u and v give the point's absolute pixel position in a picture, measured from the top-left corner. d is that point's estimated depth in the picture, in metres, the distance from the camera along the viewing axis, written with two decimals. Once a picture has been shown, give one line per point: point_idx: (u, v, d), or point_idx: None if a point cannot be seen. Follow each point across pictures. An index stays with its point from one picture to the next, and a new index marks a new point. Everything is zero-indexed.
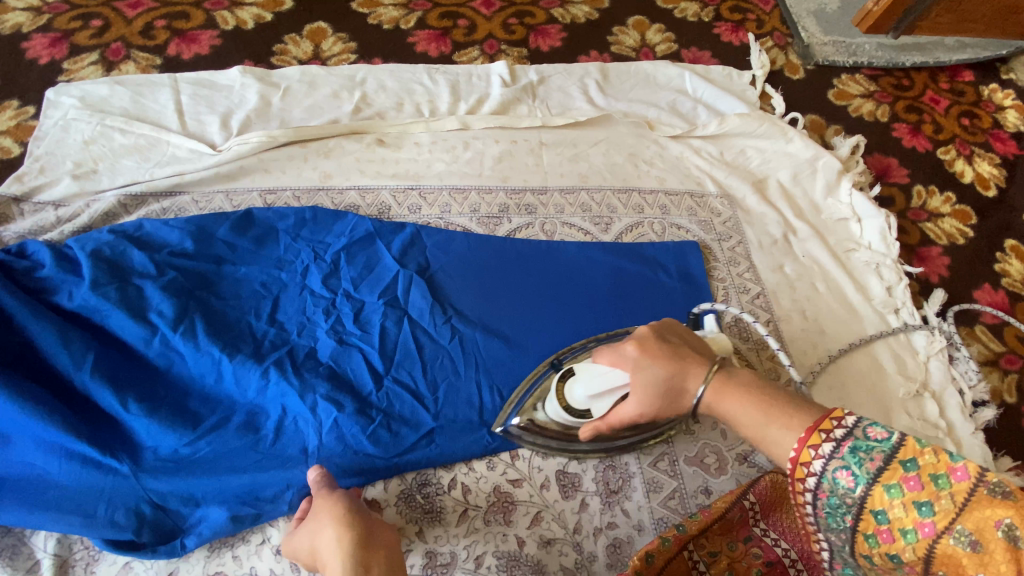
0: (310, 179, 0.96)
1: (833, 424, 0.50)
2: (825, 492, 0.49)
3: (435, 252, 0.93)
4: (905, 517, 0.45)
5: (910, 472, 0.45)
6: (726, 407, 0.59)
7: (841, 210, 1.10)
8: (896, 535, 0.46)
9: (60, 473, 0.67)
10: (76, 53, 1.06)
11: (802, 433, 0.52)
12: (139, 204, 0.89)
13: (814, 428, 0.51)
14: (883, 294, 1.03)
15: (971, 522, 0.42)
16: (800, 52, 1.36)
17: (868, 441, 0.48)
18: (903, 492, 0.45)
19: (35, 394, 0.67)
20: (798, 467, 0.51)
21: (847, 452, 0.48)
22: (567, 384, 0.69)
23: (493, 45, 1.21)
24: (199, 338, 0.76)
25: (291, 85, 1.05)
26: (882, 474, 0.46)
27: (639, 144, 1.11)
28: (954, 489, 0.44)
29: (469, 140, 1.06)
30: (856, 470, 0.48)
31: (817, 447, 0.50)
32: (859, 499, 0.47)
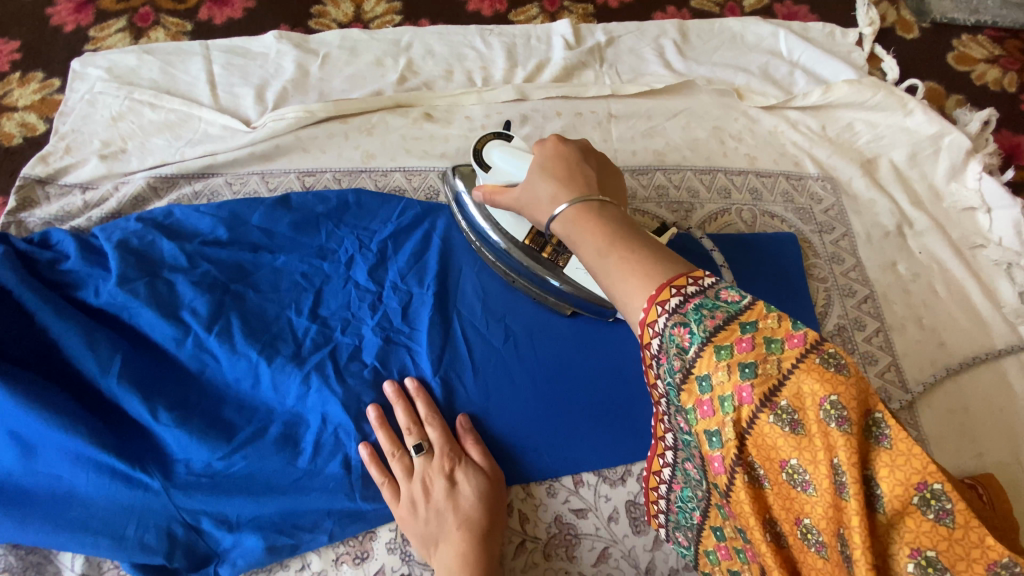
0: (351, 158, 0.86)
1: (687, 281, 0.41)
2: (663, 355, 0.41)
3: None
4: (726, 381, 0.37)
5: (745, 333, 0.38)
6: (577, 238, 0.48)
7: (968, 198, 0.92)
8: (715, 406, 0.38)
9: (87, 488, 0.62)
10: (103, 19, 0.98)
11: (654, 291, 0.41)
12: (169, 187, 0.82)
13: (666, 283, 0.41)
14: (1016, 301, 0.87)
15: (795, 398, 0.35)
16: (913, 8, 1.16)
17: (716, 300, 0.39)
18: (732, 355, 0.37)
19: (62, 403, 0.62)
20: (641, 330, 0.42)
21: (689, 309, 0.39)
22: (493, 141, 0.69)
23: (554, 2, 1.06)
24: (234, 339, 0.70)
25: (330, 51, 0.94)
26: (717, 333, 0.38)
27: (725, 116, 0.95)
28: (784, 356, 0.37)
29: (526, 113, 0.93)
30: (693, 327, 0.39)
31: (661, 300, 0.40)
32: (688, 363, 0.39)
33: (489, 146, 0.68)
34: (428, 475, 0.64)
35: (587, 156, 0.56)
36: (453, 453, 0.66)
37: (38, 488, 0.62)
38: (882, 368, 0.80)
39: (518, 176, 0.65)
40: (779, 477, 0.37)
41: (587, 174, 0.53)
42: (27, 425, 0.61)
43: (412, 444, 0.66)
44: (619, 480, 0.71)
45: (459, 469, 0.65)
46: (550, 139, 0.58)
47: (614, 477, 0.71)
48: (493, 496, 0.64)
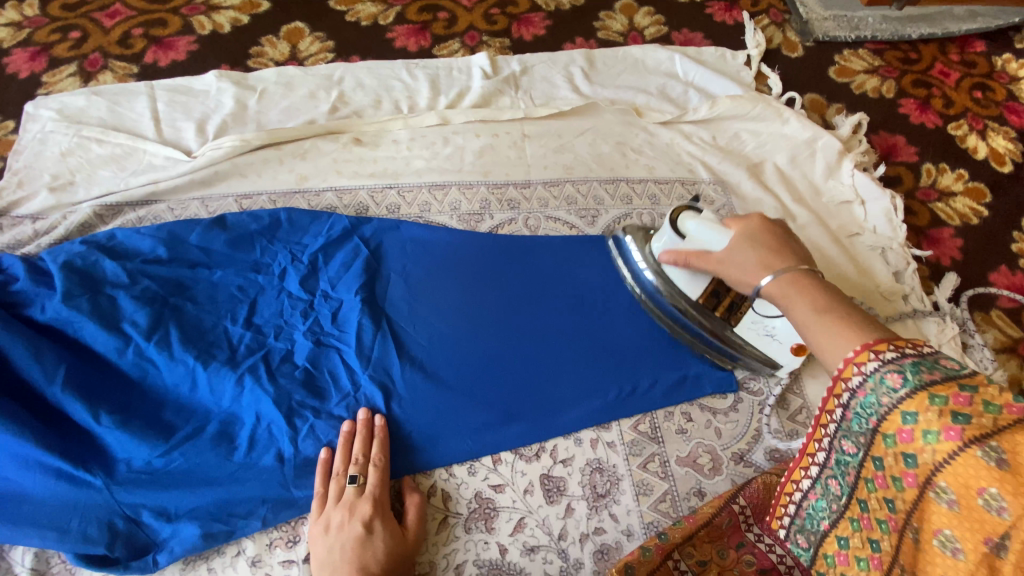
0: (286, 181, 0.94)
1: (906, 344, 0.49)
2: (865, 391, 0.49)
3: (414, 249, 0.90)
4: (934, 420, 0.44)
5: (965, 391, 0.43)
6: (793, 298, 0.59)
7: (843, 193, 1.04)
8: (917, 434, 0.45)
9: (36, 486, 0.68)
10: (55, 65, 1.06)
11: (863, 343, 0.51)
12: (115, 215, 0.88)
13: (883, 341, 0.50)
14: (890, 280, 0.97)
15: (1007, 443, 0.40)
16: (798, 29, 1.29)
17: (935, 363, 0.47)
18: (945, 403, 0.44)
19: (7, 409, 0.67)
20: (842, 373, 0.52)
21: (907, 362, 0.47)
22: (684, 211, 0.73)
23: (475, 37, 1.17)
24: (173, 347, 0.76)
25: (267, 87, 1.03)
26: (933, 384, 0.45)
27: (627, 132, 1.06)
28: (1000, 415, 0.41)
29: (449, 136, 1.03)
30: (908, 374, 0.46)
31: (872, 353, 0.50)
32: (897, 400, 0.47)
33: (686, 216, 0.72)
34: (351, 512, 0.69)
35: (795, 241, 0.66)
36: (380, 503, 0.70)
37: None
38: None
39: (715, 243, 0.69)
40: (973, 500, 0.41)
41: (796, 253, 0.64)
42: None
43: (350, 474, 0.71)
44: (534, 457, 0.78)
45: (378, 517, 0.69)
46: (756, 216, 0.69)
47: (529, 454, 0.79)
48: (400, 556, 0.67)
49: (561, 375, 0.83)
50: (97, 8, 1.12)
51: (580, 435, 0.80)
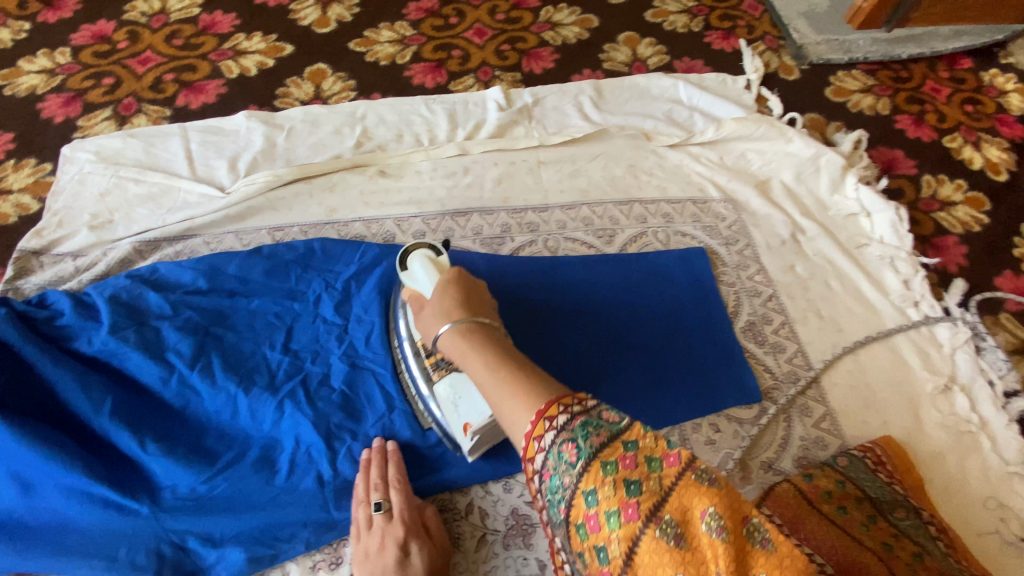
0: (316, 214, 0.98)
1: (572, 402, 0.51)
2: (550, 473, 0.49)
3: None
4: (613, 498, 0.45)
5: (628, 451, 0.47)
6: (468, 354, 0.62)
7: (849, 206, 1.08)
8: (602, 521, 0.45)
9: (81, 517, 0.69)
10: (91, 111, 1.11)
11: (532, 419, 0.52)
12: (152, 250, 0.92)
13: (553, 402, 0.52)
14: (900, 287, 1.01)
15: (676, 511, 0.43)
16: (794, 53, 1.36)
17: (599, 419, 0.49)
18: (617, 469, 0.46)
19: (57, 440, 0.69)
20: (526, 456, 0.52)
21: (577, 426, 0.49)
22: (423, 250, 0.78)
23: (487, 72, 1.23)
24: (216, 374, 0.79)
25: (294, 125, 1.08)
26: (602, 450, 0.47)
27: (637, 155, 1.11)
28: (662, 472, 0.45)
29: (468, 165, 1.08)
30: (580, 443, 0.48)
31: (552, 416, 0.51)
32: (578, 479, 0.47)
33: (412, 253, 0.77)
34: (385, 536, 0.69)
35: (470, 293, 0.69)
36: (411, 525, 0.70)
37: (37, 517, 0.70)
38: (789, 355, 0.93)
39: (427, 288, 0.73)
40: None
41: (477, 305, 0.68)
42: (26, 461, 0.68)
43: (375, 501, 0.71)
44: None
45: (412, 539, 0.69)
46: (453, 272, 0.72)
47: None
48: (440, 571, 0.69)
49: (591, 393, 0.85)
50: (130, 56, 1.18)
51: None
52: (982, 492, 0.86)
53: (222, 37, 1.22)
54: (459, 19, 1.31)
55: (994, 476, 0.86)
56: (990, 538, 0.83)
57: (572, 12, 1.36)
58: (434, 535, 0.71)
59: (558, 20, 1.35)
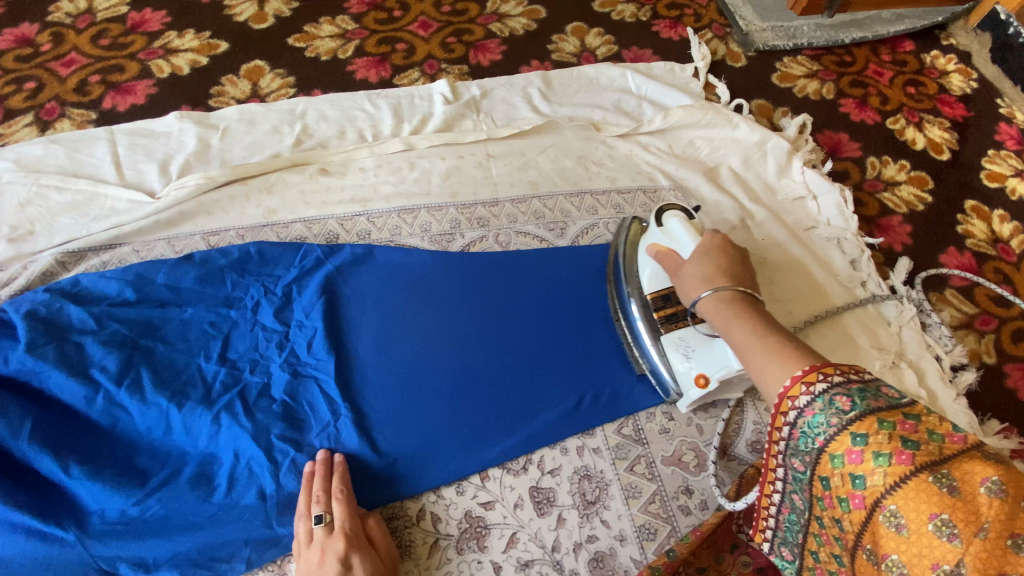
0: (253, 216, 0.94)
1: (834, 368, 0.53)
2: (814, 410, 0.51)
3: (390, 272, 0.91)
4: (885, 443, 0.46)
5: (908, 419, 0.47)
6: (731, 319, 0.65)
7: (796, 189, 1.09)
8: (867, 457, 0.46)
9: (1, 548, 0.65)
10: (10, 117, 1.04)
11: (797, 372, 0.54)
12: (77, 261, 0.87)
13: (812, 368, 0.53)
14: (847, 268, 1.02)
15: (957, 472, 0.42)
16: (740, 41, 1.37)
17: (879, 390, 0.50)
18: (893, 427, 0.46)
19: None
20: (784, 394, 0.54)
21: (855, 386, 0.50)
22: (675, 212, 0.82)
23: (433, 65, 1.21)
24: (146, 389, 0.75)
25: (230, 125, 1.04)
26: (881, 409, 0.48)
27: (587, 146, 1.11)
28: (941, 442, 0.44)
29: (415, 160, 1.05)
30: (857, 398, 0.49)
31: (823, 373, 0.52)
32: (847, 422, 0.49)
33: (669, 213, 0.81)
34: (325, 550, 0.66)
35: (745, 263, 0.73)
36: (353, 536, 0.67)
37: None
38: None
39: (685, 248, 0.77)
40: (922, 526, 0.41)
41: (744, 275, 0.70)
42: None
43: (315, 514, 0.68)
44: (522, 470, 0.78)
45: (354, 552, 0.66)
46: (714, 236, 0.75)
47: (516, 468, 0.79)
48: None
49: (539, 383, 0.84)
50: (53, 58, 1.11)
51: (565, 444, 0.81)
52: None
53: (151, 35, 1.16)
54: (403, 12, 1.28)
55: None
56: None
57: (519, 3, 1.34)
58: (379, 546, 0.69)
59: (505, 11, 1.32)
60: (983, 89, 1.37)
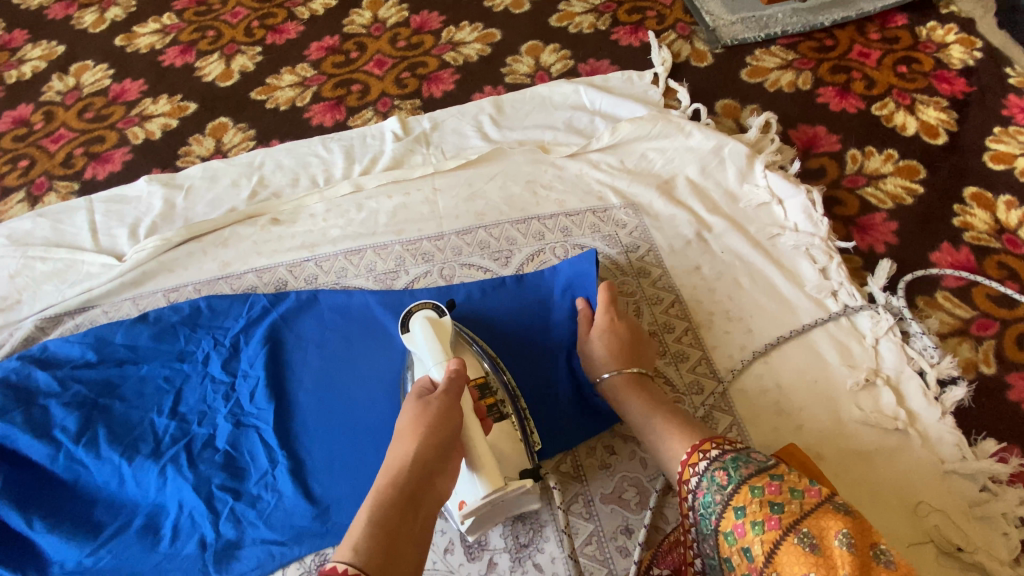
0: (209, 270, 0.99)
1: (709, 448, 0.63)
2: (703, 491, 0.60)
3: (333, 316, 0.93)
4: (759, 511, 0.54)
5: (774, 480, 0.56)
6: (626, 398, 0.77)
7: (760, 195, 1.02)
8: (748, 527, 0.54)
9: None
10: (7, 194, 1.15)
11: (685, 454, 0.65)
12: (55, 325, 0.95)
13: (696, 449, 0.64)
14: (816, 277, 0.94)
15: (815, 528, 0.50)
16: (706, 38, 1.30)
17: (751, 457, 0.59)
18: (764, 492, 0.55)
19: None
20: (682, 478, 0.64)
21: (728, 459, 0.60)
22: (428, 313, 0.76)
23: (386, 102, 1.23)
24: (101, 445, 0.80)
25: (193, 183, 1.10)
26: (751, 476, 0.57)
27: (535, 170, 1.09)
28: (802, 499, 0.53)
29: (363, 201, 1.07)
30: (732, 471, 0.59)
31: (695, 461, 0.63)
32: (727, 495, 0.58)
33: (416, 315, 0.75)
34: None
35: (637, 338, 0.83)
36: None
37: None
38: (693, 363, 0.89)
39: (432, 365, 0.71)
40: None
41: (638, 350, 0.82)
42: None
43: None
44: None
45: None
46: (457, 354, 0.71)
47: None
48: None
49: None
50: (44, 136, 1.23)
51: None
52: (915, 497, 0.78)
53: (129, 104, 1.26)
54: (359, 53, 1.31)
55: (928, 475, 0.79)
56: (925, 548, 0.75)
57: (474, 29, 1.35)
58: None
59: (460, 39, 1.33)
60: (992, 58, 1.22)
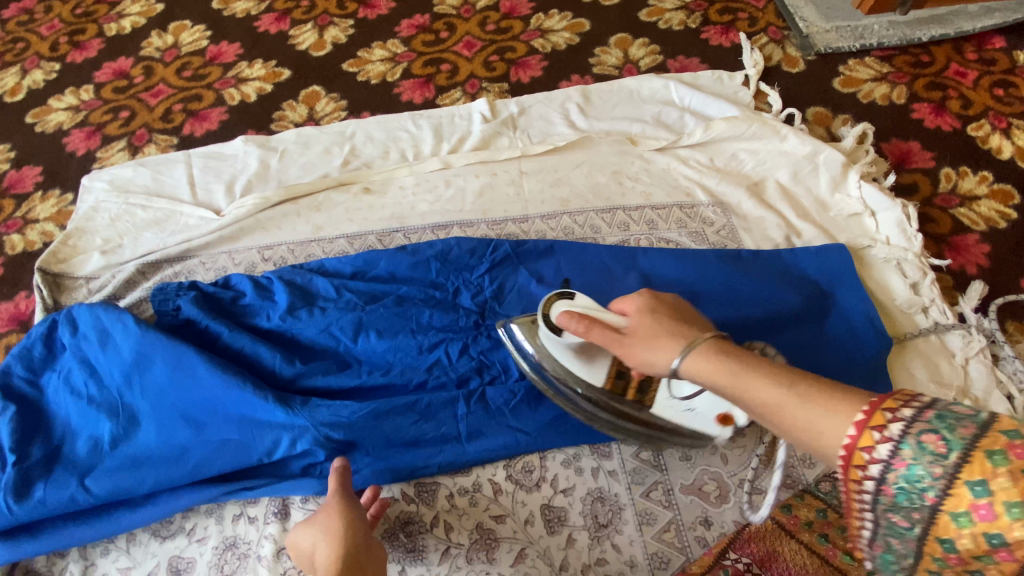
0: (302, 232, 1.02)
1: (896, 406, 0.44)
2: (905, 461, 0.42)
3: (444, 271, 0.95)
4: (1011, 488, 0.38)
5: (1015, 441, 0.38)
6: None
7: (851, 205, 1.01)
8: (999, 510, 0.38)
9: (183, 445, 0.78)
10: (108, 143, 1.21)
11: (860, 415, 0.45)
12: (155, 271, 0.99)
13: (875, 409, 0.45)
14: (908, 292, 0.93)
15: None
16: (799, 44, 1.28)
17: (951, 414, 0.42)
18: (1010, 460, 0.38)
19: (157, 424, 0.79)
20: (860, 446, 0.45)
21: (931, 420, 0.42)
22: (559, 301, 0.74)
23: (475, 84, 1.25)
24: (279, 366, 0.84)
25: (287, 147, 1.13)
26: (979, 440, 0.40)
27: (622, 161, 1.09)
28: None
29: (450, 178, 1.09)
30: (946, 434, 0.41)
31: (877, 424, 0.44)
32: (951, 469, 0.40)
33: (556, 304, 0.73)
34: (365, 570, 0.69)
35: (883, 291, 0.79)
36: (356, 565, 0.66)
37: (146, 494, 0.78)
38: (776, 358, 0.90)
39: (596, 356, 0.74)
40: None
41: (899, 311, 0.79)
42: (136, 436, 0.78)
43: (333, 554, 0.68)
44: (535, 487, 0.80)
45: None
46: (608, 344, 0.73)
47: (530, 484, 0.80)
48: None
49: None
50: (144, 90, 1.28)
51: (580, 464, 0.81)
52: None
53: (226, 66, 1.30)
54: (449, 33, 1.33)
55: None
56: None
57: (563, 17, 1.35)
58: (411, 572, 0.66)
59: (549, 27, 1.34)
60: None
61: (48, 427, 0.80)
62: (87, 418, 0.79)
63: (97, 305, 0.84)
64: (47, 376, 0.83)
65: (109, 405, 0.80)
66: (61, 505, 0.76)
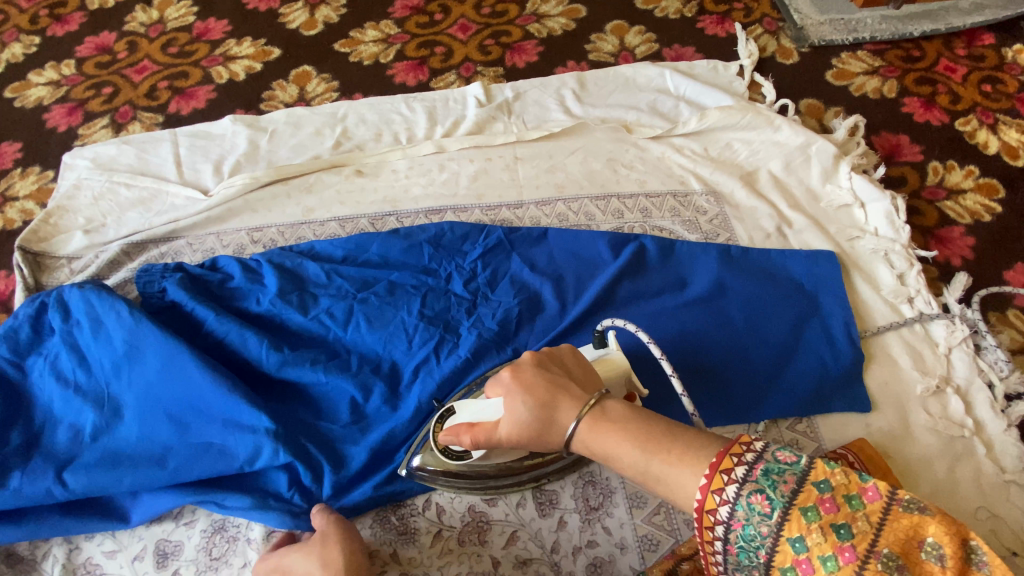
0: (293, 214, 1.01)
1: (733, 463, 0.48)
2: (740, 522, 0.46)
3: (436, 256, 0.94)
4: (824, 543, 0.43)
5: (825, 493, 0.45)
6: None
7: (841, 196, 1.02)
8: (816, 564, 0.43)
9: (165, 437, 0.76)
10: (90, 119, 1.17)
11: (706, 472, 0.49)
12: (140, 251, 0.97)
13: (715, 471, 0.48)
14: (894, 282, 0.94)
15: (892, 540, 0.42)
16: (794, 36, 1.29)
17: (780, 465, 0.47)
18: (821, 514, 0.44)
19: (141, 413, 0.77)
20: (702, 508, 0.48)
21: (760, 476, 0.46)
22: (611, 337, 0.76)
23: (469, 67, 1.23)
24: (265, 353, 0.81)
25: (277, 127, 1.11)
26: (796, 497, 0.45)
27: (617, 148, 1.09)
28: (865, 509, 0.44)
29: (444, 162, 1.08)
30: (771, 493, 0.46)
31: (715, 488, 0.48)
32: (777, 528, 0.45)
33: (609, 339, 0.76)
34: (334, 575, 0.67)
35: None
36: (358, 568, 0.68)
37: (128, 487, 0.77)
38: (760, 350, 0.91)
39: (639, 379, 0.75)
40: None
41: None
42: (119, 428, 0.77)
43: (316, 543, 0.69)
44: None
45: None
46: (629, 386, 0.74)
47: None
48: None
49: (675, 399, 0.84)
50: (128, 65, 1.24)
51: None
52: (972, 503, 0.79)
53: (214, 43, 1.27)
54: (444, 15, 1.31)
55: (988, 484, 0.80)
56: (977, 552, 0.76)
57: (559, 2, 1.34)
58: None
59: (545, 11, 1.32)
60: None
61: (29, 413, 0.78)
62: (70, 407, 0.78)
63: (84, 289, 0.82)
64: (30, 360, 0.81)
65: (95, 395, 0.78)
66: (36, 498, 0.73)
